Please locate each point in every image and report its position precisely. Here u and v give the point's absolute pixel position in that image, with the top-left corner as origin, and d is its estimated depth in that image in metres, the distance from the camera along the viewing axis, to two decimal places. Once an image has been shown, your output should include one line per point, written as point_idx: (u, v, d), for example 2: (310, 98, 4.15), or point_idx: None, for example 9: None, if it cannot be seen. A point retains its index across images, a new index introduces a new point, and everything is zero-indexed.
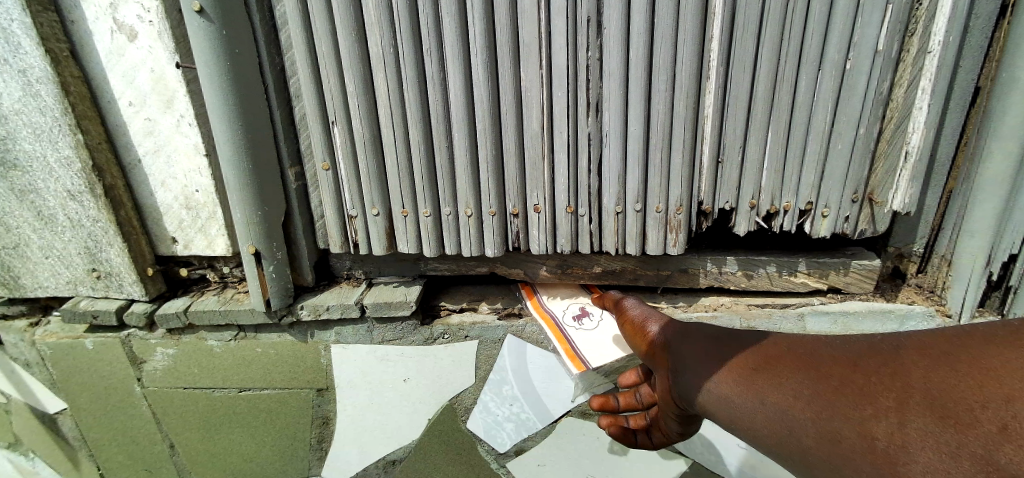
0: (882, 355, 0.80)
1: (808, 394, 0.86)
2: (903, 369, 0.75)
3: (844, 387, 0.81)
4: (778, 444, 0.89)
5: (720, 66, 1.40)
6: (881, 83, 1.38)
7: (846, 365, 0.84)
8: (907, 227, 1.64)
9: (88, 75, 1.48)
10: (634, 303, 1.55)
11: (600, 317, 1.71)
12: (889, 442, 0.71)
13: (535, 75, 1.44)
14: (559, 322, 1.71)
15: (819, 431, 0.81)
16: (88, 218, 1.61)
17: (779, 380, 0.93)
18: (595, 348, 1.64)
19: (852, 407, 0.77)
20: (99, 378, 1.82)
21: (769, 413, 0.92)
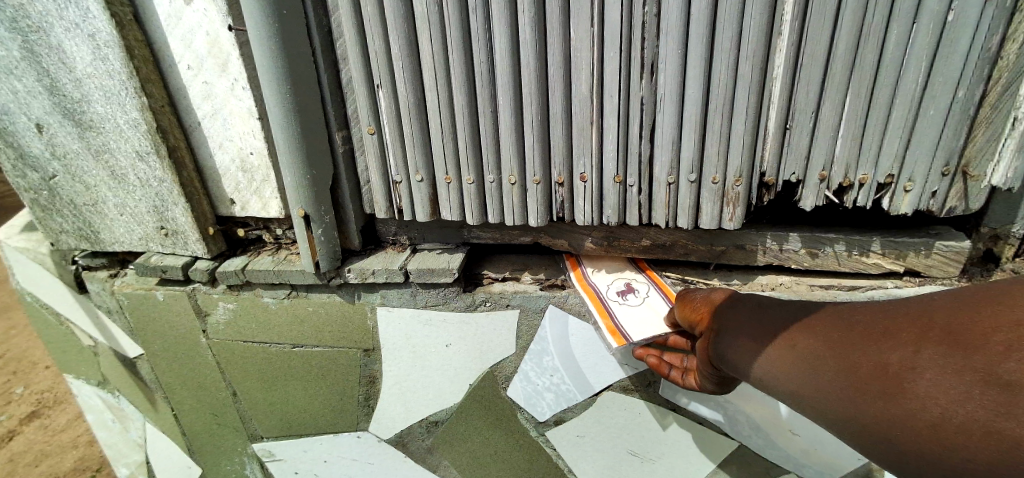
0: (903, 308, 0.94)
1: (837, 343, 0.99)
2: (923, 315, 0.88)
3: (870, 336, 0.94)
4: (808, 391, 1.01)
5: (795, 20, 1.26)
6: (990, 38, 1.19)
7: (870, 319, 0.97)
8: (1007, 206, 1.45)
9: (150, 40, 1.54)
10: (692, 292, 1.46)
11: (645, 294, 1.64)
12: (911, 373, 0.85)
13: (585, 34, 1.35)
14: (602, 296, 1.64)
15: (846, 373, 0.94)
16: (155, 178, 1.70)
17: (810, 335, 1.06)
18: (638, 323, 1.56)
19: (877, 349, 0.91)
20: (170, 328, 1.96)
21: (798, 362, 1.04)
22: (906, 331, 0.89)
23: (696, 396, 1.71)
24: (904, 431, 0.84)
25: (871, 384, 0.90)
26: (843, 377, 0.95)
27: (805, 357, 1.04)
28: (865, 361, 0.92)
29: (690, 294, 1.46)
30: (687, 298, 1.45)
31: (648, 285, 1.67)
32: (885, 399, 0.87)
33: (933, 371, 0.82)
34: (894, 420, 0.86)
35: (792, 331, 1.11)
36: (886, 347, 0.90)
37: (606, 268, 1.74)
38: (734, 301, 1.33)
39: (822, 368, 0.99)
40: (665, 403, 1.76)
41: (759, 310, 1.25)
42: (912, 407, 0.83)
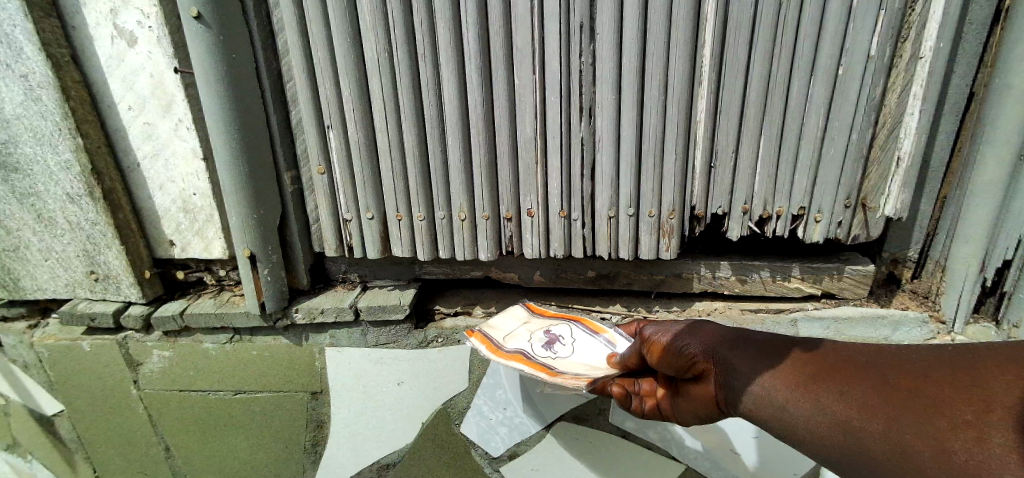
0: (924, 361, 0.94)
1: (847, 384, 0.99)
2: (938, 370, 0.90)
3: (882, 385, 0.94)
4: (806, 425, 1.02)
5: (712, 72, 1.42)
6: (873, 89, 1.39)
7: (880, 364, 0.98)
8: (901, 233, 1.65)
9: (89, 81, 1.51)
10: (663, 333, 1.32)
11: (571, 341, 1.52)
12: (927, 429, 0.85)
13: (528, 80, 1.46)
14: (530, 354, 1.42)
15: (859, 413, 0.94)
16: (87, 221, 1.63)
17: (814, 371, 1.05)
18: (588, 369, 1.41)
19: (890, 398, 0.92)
20: (96, 380, 1.83)
21: (802, 398, 1.04)
22: (920, 383, 0.90)
23: (644, 421, 1.78)
24: (902, 463, 0.87)
25: (883, 434, 0.90)
26: (852, 421, 0.95)
27: (808, 395, 1.03)
28: (877, 410, 0.92)
29: (663, 338, 1.31)
30: (663, 344, 1.31)
31: (560, 328, 1.58)
32: (898, 447, 0.88)
33: (950, 429, 0.83)
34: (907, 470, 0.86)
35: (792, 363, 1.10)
36: (900, 399, 0.91)
37: (507, 329, 1.54)
38: (721, 328, 1.26)
39: (828, 409, 0.99)
40: (616, 430, 1.81)
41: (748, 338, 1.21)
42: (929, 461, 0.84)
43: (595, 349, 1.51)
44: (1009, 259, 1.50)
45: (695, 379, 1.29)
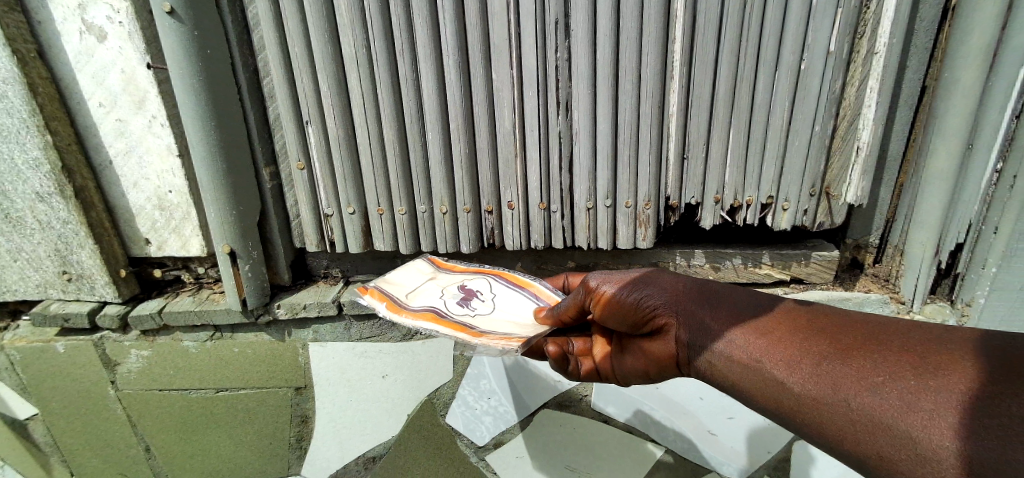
0: (893, 338, 0.93)
1: (814, 350, 0.98)
2: (906, 348, 0.90)
3: (842, 351, 0.95)
4: (752, 376, 1.04)
5: (683, 67, 1.47)
6: (834, 83, 1.45)
7: (846, 332, 0.98)
8: (863, 220, 1.73)
9: (57, 77, 1.48)
10: (620, 289, 1.26)
11: (491, 296, 1.43)
12: (897, 397, 0.85)
13: (506, 75, 1.48)
14: (444, 312, 1.33)
15: (811, 372, 0.96)
16: (58, 220, 1.59)
17: (782, 334, 1.04)
18: (514, 325, 1.32)
19: (859, 368, 0.91)
20: (72, 382, 1.80)
21: (772, 363, 1.02)
22: (880, 355, 0.91)
23: (624, 404, 1.86)
24: (836, 423, 0.90)
25: (839, 409, 0.90)
26: (821, 387, 0.93)
27: (777, 360, 1.01)
28: (848, 376, 0.91)
29: (621, 294, 1.25)
30: (618, 299, 1.26)
31: (474, 282, 1.48)
32: (866, 415, 0.87)
33: (917, 396, 0.83)
34: (871, 437, 0.86)
35: (759, 327, 1.08)
36: (870, 367, 0.90)
37: (415, 291, 1.42)
38: (684, 290, 1.23)
39: (797, 375, 0.97)
40: (597, 416, 1.88)
41: (714, 299, 1.19)
42: (895, 429, 0.83)
43: (516, 301, 1.43)
44: (961, 242, 1.61)
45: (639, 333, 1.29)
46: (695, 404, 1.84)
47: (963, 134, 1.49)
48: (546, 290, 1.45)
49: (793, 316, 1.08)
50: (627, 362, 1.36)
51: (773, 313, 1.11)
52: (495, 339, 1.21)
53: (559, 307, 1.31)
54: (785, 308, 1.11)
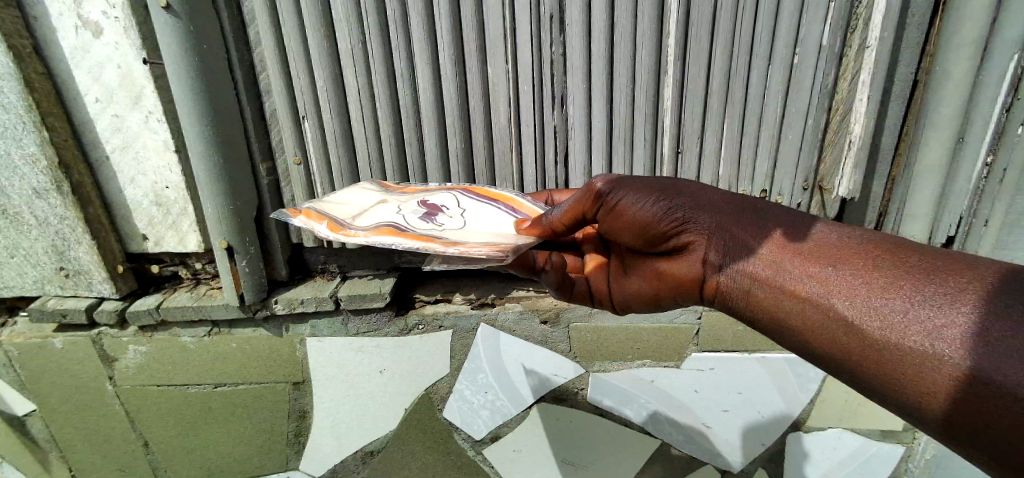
0: (921, 267, 0.85)
1: (864, 272, 0.89)
2: (926, 278, 0.83)
3: (857, 274, 0.89)
4: (750, 293, 1.03)
5: (677, 61, 1.48)
6: (826, 77, 1.47)
7: (902, 253, 0.88)
8: (857, 213, 1.70)
9: (53, 72, 1.48)
10: (634, 199, 1.14)
11: (461, 212, 1.28)
12: (932, 328, 0.79)
13: (501, 70, 1.49)
14: (407, 227, 1.15)
15: (818, 292, 0.92)
16: (55, 216, 1.60)
17: (826, 254, 0.94)
18: (490, 233, 1.17)
19: (912, 294, 0.83)
20: (70, 377, 1.80)
21: (813, 284, 0.93)
22: (892, 282, 0.85)
23: (621, 399, 1.87)
24: (829, 341, 0.90)
25: (834, 330, 0.89)
26: (866, 312, 0.85)
27: (820, 283, 0.92)
28: (899, 303, 0.83)
29: (635, 205, 1.14)
30: (631, 210, 1.14)
31: (436, 197, 1.34)
32: (910, 346, 0.80)
33: (971, 330, 0.77)
34: (912, 369, 0.80)
35: (798, 247, 0.98)
36: (925, 295, 0.82)
37: (368, 210, 1.26)
38: (713, 203, 1.11)
39: (840, 297, 0.89)
40: (594, 409, 1.89)
41: (747, 215, 1.07)
42: (942, 363, 0.78)
43: (487, 212, 1.29)
44: (952, 235, 1.65)
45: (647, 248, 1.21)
46: (694, 400, 1.86)
47: (954, 128, 1.52)
48: (527, 204, 1.35)
49: (839, 235, 0.96)
50: (631, 283, 1.30)
51: (816, 230, 1.00)
52: (471, 246, 1.06)
53: (553, 214, 1.18)
54: (828, 225, 1.00)
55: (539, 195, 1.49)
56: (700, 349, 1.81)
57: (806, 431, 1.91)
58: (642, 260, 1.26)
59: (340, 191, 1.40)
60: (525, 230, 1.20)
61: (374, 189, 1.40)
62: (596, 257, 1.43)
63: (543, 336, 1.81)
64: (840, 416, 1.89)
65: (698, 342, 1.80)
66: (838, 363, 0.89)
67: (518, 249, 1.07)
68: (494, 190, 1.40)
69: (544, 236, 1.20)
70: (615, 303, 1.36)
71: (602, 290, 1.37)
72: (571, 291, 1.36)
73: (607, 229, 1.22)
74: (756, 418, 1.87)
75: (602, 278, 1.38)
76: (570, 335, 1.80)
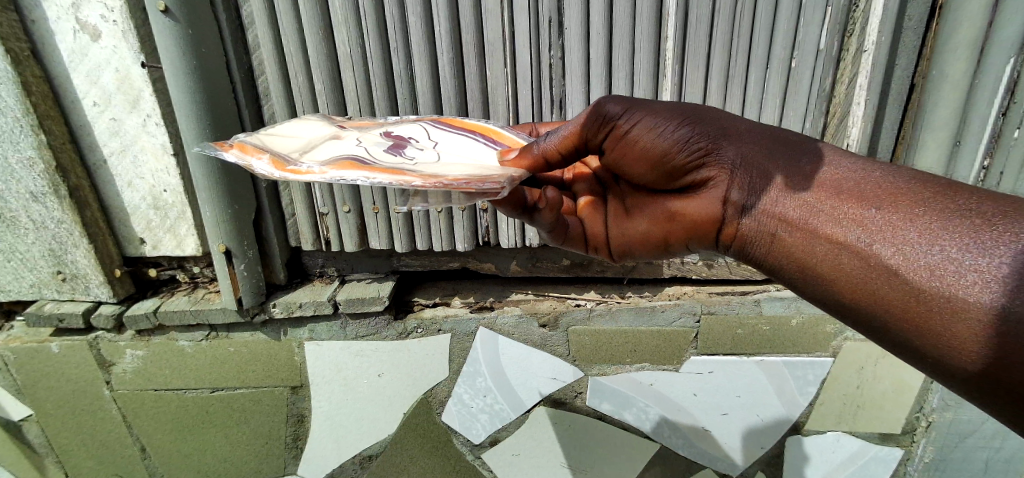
0: (975, 204, 0.70)
1: (912, 211, 0.74)
2: (981, 215, 0.69)
3: (894, 210, 0.76)
4: (771, 237, 0.92)
5: (675, 65, 1.48)
6: (823, 81, 1.47)
7: (966, 192, 0.72)
8: None
9: (50, 76, 1.48)
10: (651, 126, 1.02)
11: (433, 143, 1.07)
12: (977, 270, 0.65)
13: (500, 73, 1.49)
14: (372, 162, 0.94)
15: (846, 230, 0.80)
16: (52, 219, 1.59)
17: (870, 192, 0.80)
18: (471, 165, 1.00)
19: (969, 236, 0.67)
20: (66, 382, 1.79)
21: (849, 225, 0.79)
22: (936, 218, 0.71)
23: (620, 402, 1.87)
24: (854, 284, 0.77)
25: (860, 270, 0.77)
26: (908, 256, 0.71)
27: (857, 223, 0.79)
28: (950, 247, 0.68)
29: (650, 132, 1.03)
30: (644, 139, 1.04)
31: (400, 129, 1.13)
32: (958, 295, 0.66)
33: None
34: (957, 323, 0.66)
35: (837, 185, 0.84)
36: (980, 236, 0.67)
37: (318, 146, 1.04)
38: (737, 133, 1.00)
39: (871, 235, 0.76)
40: (593, 412, 1.89)
41: (778, 153, 0.95)
42: (995, 318, 0.63)
43: (463, 144, 1.09)
44: None
45: (654, 179, 1.09)
46: (694, 404, 1.86)
47: (951, 130, 1.53)
48: (510, 135, 1.17)
49: (888, 173, 0.81)
50: (633, 226, 1.18)
51: (862, 168, 0.85)
52: (454, 181, 0.89)
53: (547, 141, 1.05)
54: (877, 164, 0.85)
55: (524, 126, 1.35)
56: (699, 352, 1.81)
57: (805, 434, 1.91)
58: (650, 200, 1.14)
59: (285, 123, 1.18)
60: (512, 161, 1.04)
61: (324, 123, 1.18)
62: (591, 196, 1.27)
63: (542, 339, 1.81)
64: (839, 420, 1.89)
65: (697, 345, 1.80)
66: (868, 316, 0.76)
67: (513, 180, 0.94)
68: (469, 120, 1.21)
69: (536, 168, 1.05)
70: (614, 249, 1.23)
71: (599, 233, 1.24)
72: (565, 234, 1.23)
73: (615, 160, 1.11)
74: (755, 421, 1.88)
75: (599, 219, 1.24)
76: (569, 338, 1.80)
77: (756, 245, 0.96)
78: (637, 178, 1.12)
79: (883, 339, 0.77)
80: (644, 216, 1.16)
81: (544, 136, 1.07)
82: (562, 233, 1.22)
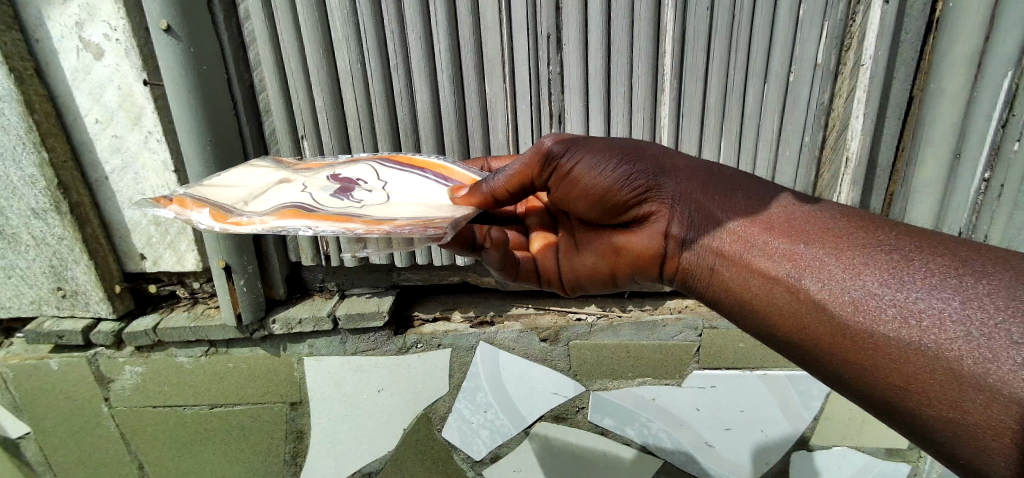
0: (893, 240, 0.70)
1: (839, 245, 0.73)
2: (898, 250, 0.68)
3: (821, 242, 0.75)
4: (706, 268, 0.90)
5: (673, 79, 1.49)
6: (821, 94, 1.47)
7: (884, 227, 0.73)
8: None
9: (53, 94, 1.49)
10: (590, 164, 0.98)
11: (385, 185, 1.06)
12: (900, 304, 0.64)
13: (499, 89, 1.50)
14: (319, 209, 0.92)
15: (776, 263, 0.78)
16: (53, 236, 1.59)
17: (798, 227, 0.79)
18: (421, 206, 1.00)
19: (889, 272, 0.67)
20: (64, 399, 1.78)
21: (780, 260, 0.77)
22: (862, 252, 0.70)
23: (622, 418, 1.85)
24: (786, 319, 0.75)
25: (790, 305, 0.75)
26: (837, 291, 0.69)
27: (788, 258, 0.77)
28: (873, 282, 0.67)
29: (591, 171, 0.99)
30: (585, 178, 1.00)
31: (348, 169, 1.12)
32: (882, 331, 0.64)
33: (955, 315, 0.60)
34: (882, 357, 0.64)
35: (768, 218, 0.84)
36: (899, 272, 0.66)
37: (262, 193, 1.01)
38: (676, 167, 0.98)
39: (801, 269, 0.74)
40: (594, 427, 1.87)
41: (715, 184, 0.94)
42: (916, 352, 0.61)
43: (413, 182, 1.10)
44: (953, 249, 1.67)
45: (599, 217, 1.06)
46: (696, 419, 1.84)
47: (950, 143, 1.54)
48: (460, 171, 1.17)
49: (812, 209, 0.82)
50: (582, 260, 1.17)
51: (791, 203, 0.85)
52: (401, 225, 0.88)
53: (494, 180, 1.01)
54: (804, 200, 0.85)
55: (476, 161, 1.33)
56: (702, 367, 1.79)
57: (811, 449, 1.89)
58: (595, 233, 1.12)
59: (228, 170, 1.14)
60: (462, 199, 1.03)
61: (270, 166, 1.16)
62: (542, 230, 1.26)
63: (543, 354, 1.79)
64: (844, 435, 1.88)
65: (699, 359, 1.78)
66: (801, 350, 0.74)
67: (457, 224, 0.91)
68: (417, 156, 1.20)
69: (485, 205, 1.03)
70: (566, 283, 1.23)
71: (548, 268, 1.23)
72: (516, 270, 1.21)
73: (558, 197, 1.07)
74: (758, 436, 1.85)
75: (549, 253, 1.22)
76: (570, 353, 1.79)
77: (695, 278, 0.93)
78: (582, 214, 1.08)
79: (816, 374, 0.74)
80: (591, 251, 1.14)
81: (493, 173, 1.04)
82: (513, 269, 1.21)
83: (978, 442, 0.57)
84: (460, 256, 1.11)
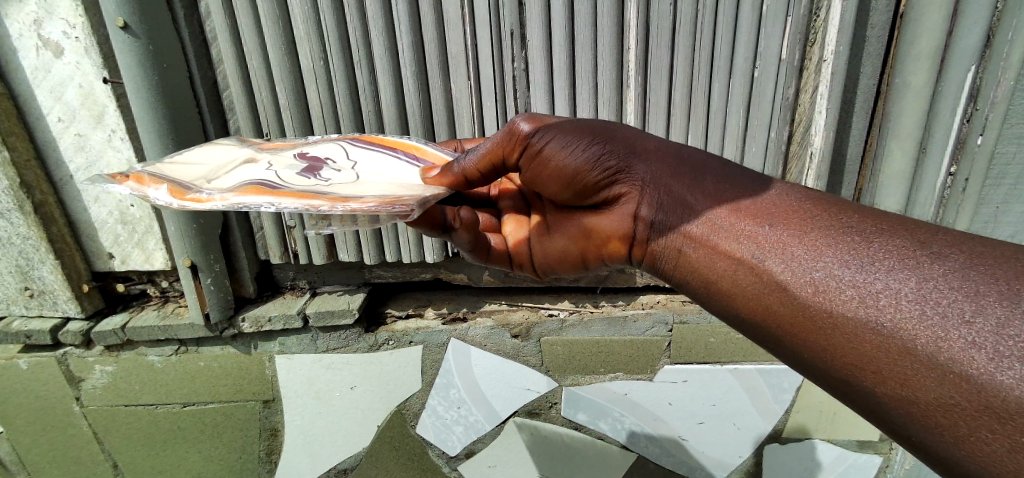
0: (859, 224, 0.70)
1: (803, 228, 0.73)
2: (862, 233, 0.68)
3: (786, 225, 0.75)
4: (676, 252, 0.90)
5: (638, 76, 1.49)
6: (786, 90, 1.47)
7: (847, 212, 0.73)
8: None
9: (14, 93, 1.48)
10: (561, 144, 0.98)
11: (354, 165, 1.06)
12: (859, 283, 0.63)
13: (464, 85, 1.50)
14: (282, 186, 0.91)
15: (743, 244, 0.78)
16: (19, 235, 1.59)
17: (764, 210, 0.79)
18: (389, 184, 1.00)
19: (848, 252, 0.67)
20: (35, 398, 1.78)
21: (745, 241, 0.78)
22: (825, 234, 0.71)
23: (596, 412, 1.86)
24: (751, 299, 0.75)
25: (756, 284, 0.75)
26: (797, 271, 0.70)
27: (752, 239, 0.77)
28: (832, 262, 0.67)
29: (561, 153, 0.98)
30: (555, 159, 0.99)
31: (316, 150, 1.12)
32: (839, 310, 0.64)
33: (909, 295, 0.59)
34: (839, 335, 0.63)
35: (737, 203, 0.83)
36: (861, 254, 0.66)
37: (225, 171, 1.00)
38: (651, 152, 0.97)
39: (764, 250, 0.75)
40: (568, 422, 1.88)
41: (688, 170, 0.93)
42: (871, 331, 0.60)
43: (383, 162, 1.10)
44: None
45: (574, 201, 1.06)
46: (669, 413, 1.85)
47: (916, 138, 1.54)
48: (432, 152, 1.18)
49: (780, 193, 0.83)
50: (553, 243, 1.16)
51: (761, 189, 0.84)
52: (366, 201, 0.88)
53: (466, 160, 1.02)
54: (775, 185, 0.85)
55: (450, 143, 1.32)
56: (673, 361, 1.80)
57: (783, 441, 1.91)
58: (566, 217, 1.12)
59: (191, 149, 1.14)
60: (433, 180, 1.03)
61: (233, 146, 1.15)
62: (515, 214, 1.26)
63: (515, 350, 1.80)
64: (816, 426, 1.89)
65: (670, 354, 1.79)
66: (764, 330, 0.74)
67: (424, 202, 0.91)
68: (390, 137, 1.21)
69: (455, 186, 1.03)
70: (535, 266, 1.22)
71: (521, 251, 1.23)
72: (487, 252, 1.22)
73: (530, 179, 1.06)
74: (731, 428, 1.86)
75: (521, 237, 1.23)
76: (542, 348, 1.79)
77: (663, 261, 0.92)
78: (555, 197, 1.08)
79: (778, 354, 0.74)
80: (563, 234, 1.13)
81: (465, 154, 1.04)
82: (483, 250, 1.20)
83: (929, 420, 0.56)
84: (427, 237, 1.09)
